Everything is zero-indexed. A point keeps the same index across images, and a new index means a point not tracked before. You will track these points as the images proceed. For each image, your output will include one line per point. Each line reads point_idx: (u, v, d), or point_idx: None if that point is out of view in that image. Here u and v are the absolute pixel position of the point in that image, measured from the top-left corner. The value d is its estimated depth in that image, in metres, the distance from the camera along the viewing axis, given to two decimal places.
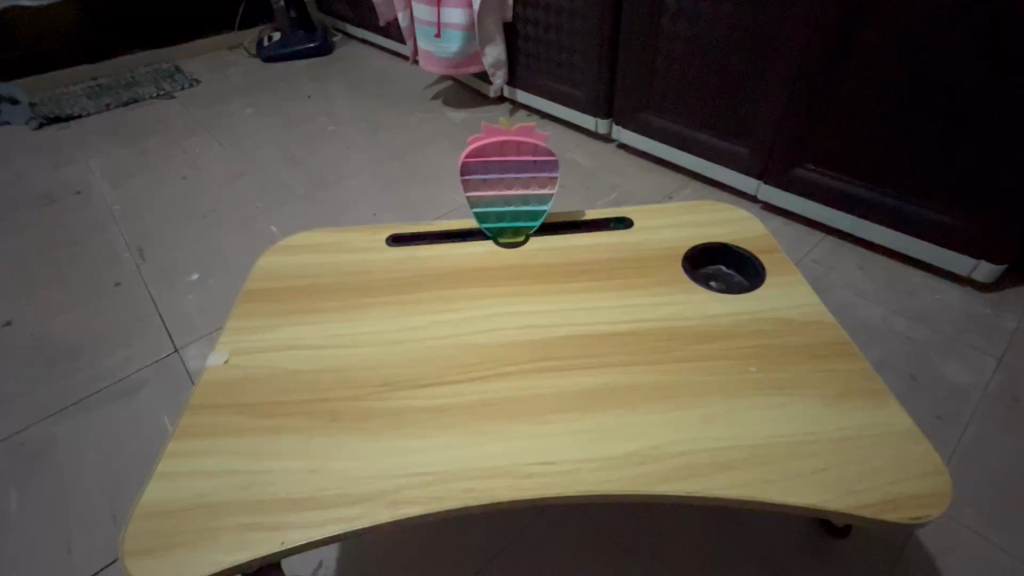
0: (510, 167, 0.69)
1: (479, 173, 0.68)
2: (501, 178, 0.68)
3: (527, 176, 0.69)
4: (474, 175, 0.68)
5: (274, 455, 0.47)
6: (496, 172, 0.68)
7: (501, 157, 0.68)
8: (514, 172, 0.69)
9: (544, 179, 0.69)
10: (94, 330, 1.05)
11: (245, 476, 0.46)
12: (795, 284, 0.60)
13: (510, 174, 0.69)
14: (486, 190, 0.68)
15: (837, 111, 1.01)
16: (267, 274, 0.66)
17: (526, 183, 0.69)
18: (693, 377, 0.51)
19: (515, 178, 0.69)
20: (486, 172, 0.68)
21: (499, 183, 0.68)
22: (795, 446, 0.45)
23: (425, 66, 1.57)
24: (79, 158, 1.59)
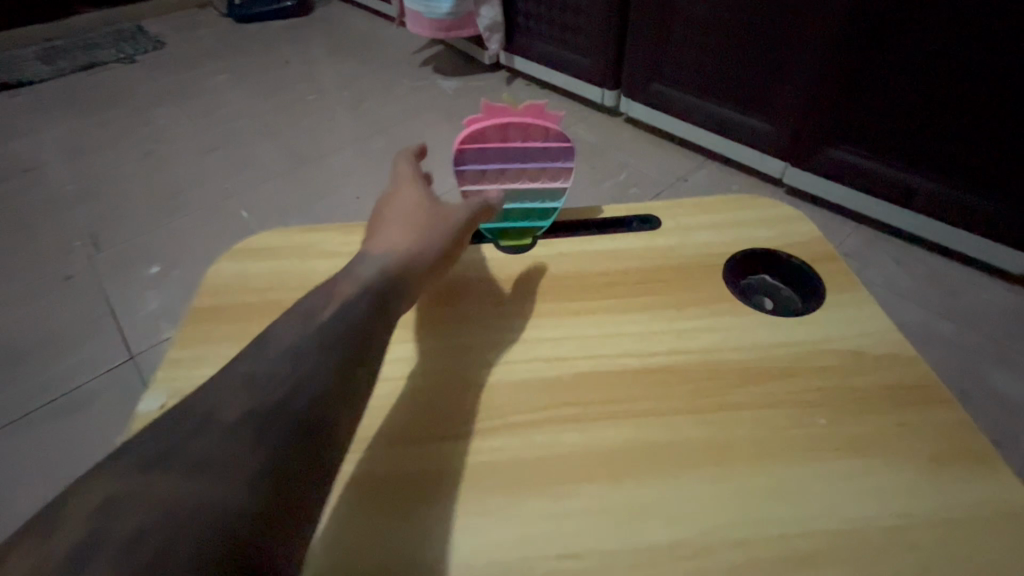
0: (515, 156, 0.56)
1: (474, 165, 0.56)
2: (502, 170, 0.56)
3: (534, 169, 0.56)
4: (468, 168, 0.56)
5: (266, 361, 0.32)
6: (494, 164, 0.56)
7: (504, 144, 0.56)
8: (519, 162, 0.56)
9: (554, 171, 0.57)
10: (42, 333, 0.93)
11: (218, 387, 0.30)
12: (859, 304, 0.50)
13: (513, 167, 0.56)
14: (485, 185, 0.56)
15: (883, 83, 0.89)
16: (220, 287, 0.55)
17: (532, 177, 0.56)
18: (747, 431, 0.41)
19: (518, 170, 0.56)
20: (484, 164, 0.56)
21: (500, 176, 0.56)
22: (886, 533, 0.35)
23: (412, 29, 1.41)
24: (30, 129, 1.44)
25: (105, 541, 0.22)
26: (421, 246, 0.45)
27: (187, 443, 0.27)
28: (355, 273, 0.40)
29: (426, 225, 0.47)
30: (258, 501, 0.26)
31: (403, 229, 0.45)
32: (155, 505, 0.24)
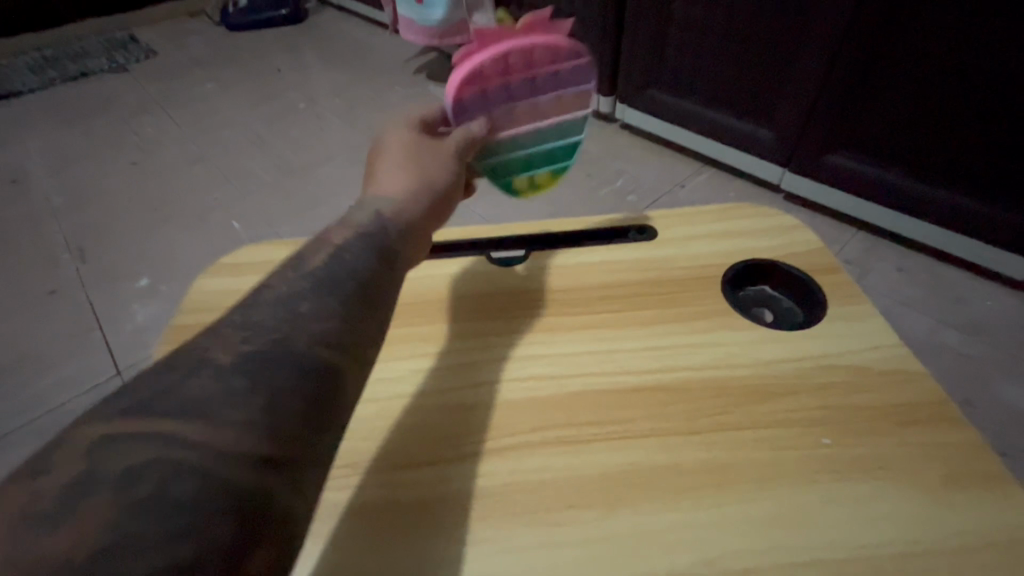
0: (525, 91, 0.49)
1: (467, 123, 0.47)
2: (514, 111, 0.49)
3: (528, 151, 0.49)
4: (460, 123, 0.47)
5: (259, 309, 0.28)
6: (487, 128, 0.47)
7: (509, 77, 0.48)
8: (531, 97, 0.49)
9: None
10: (26, 349, 0.91)
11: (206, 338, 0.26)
12: (863, 316, 0.48)
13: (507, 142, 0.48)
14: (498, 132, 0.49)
15: (884, 89, 0.88)
16: (202, 303, 0.53)
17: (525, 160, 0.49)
18: (751, 453, 0.39)
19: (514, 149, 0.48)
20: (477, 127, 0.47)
21: (514, 118, 0.49)
22: (898, 562, 0.34)
23: (405, 36, 1.40)
24: (18, 140, 1.42)
25: (93, 498, 0.20)
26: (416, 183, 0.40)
27: (155, 408, 0.23)
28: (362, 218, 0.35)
29: (432, 164, 0.42)
30: (258, 458, 0.23)
31: (408, 171, 0.40)
32: (122, 484, 0.21)
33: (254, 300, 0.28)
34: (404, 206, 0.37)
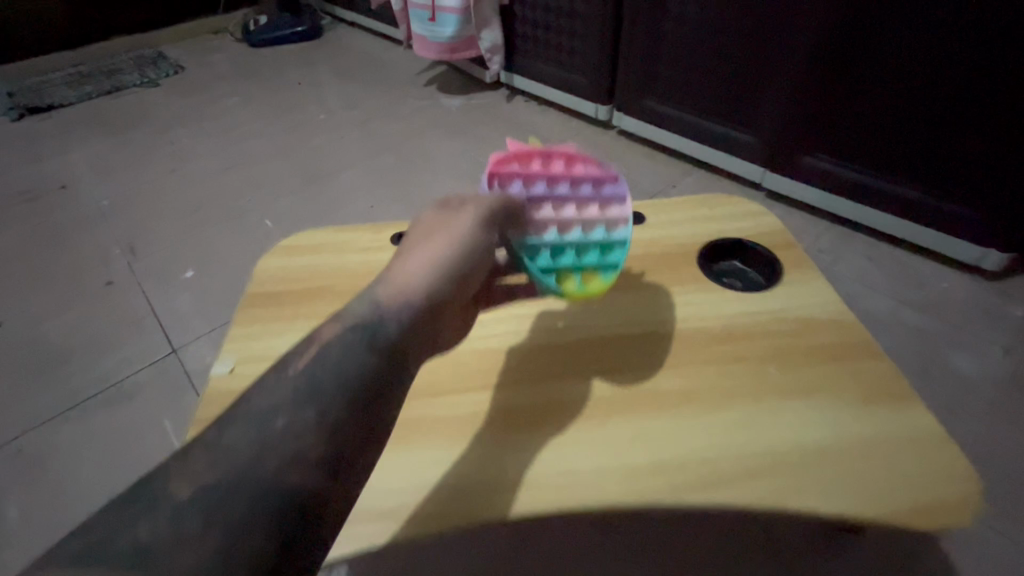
0: (568, 191, 0.55)
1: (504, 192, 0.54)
2: (552, 204, 0.54)
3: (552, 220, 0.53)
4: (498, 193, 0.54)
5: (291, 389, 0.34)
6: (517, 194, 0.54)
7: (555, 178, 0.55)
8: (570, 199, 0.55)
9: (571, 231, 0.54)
10: (88, 330, 1.01)
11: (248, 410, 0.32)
12: (810, 282, 0.59)
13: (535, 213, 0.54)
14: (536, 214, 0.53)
15: (848, 98, 0.98)
16: (269, 278, 0.64)
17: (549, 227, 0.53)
18: (715, 381, 0.50)
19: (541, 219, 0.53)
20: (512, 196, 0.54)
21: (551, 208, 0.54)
22: (823, 453, 0.44)
23: (419, 52, 1.53)
24: (61, 149, 1.53)
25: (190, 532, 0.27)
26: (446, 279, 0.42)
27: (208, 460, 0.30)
28: (391, 308, 0.38)
29: (464, 245, 0.44)
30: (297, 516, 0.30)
31: (440, 259, 0.42)
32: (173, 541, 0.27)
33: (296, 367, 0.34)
34: (433, 295, 0.41)
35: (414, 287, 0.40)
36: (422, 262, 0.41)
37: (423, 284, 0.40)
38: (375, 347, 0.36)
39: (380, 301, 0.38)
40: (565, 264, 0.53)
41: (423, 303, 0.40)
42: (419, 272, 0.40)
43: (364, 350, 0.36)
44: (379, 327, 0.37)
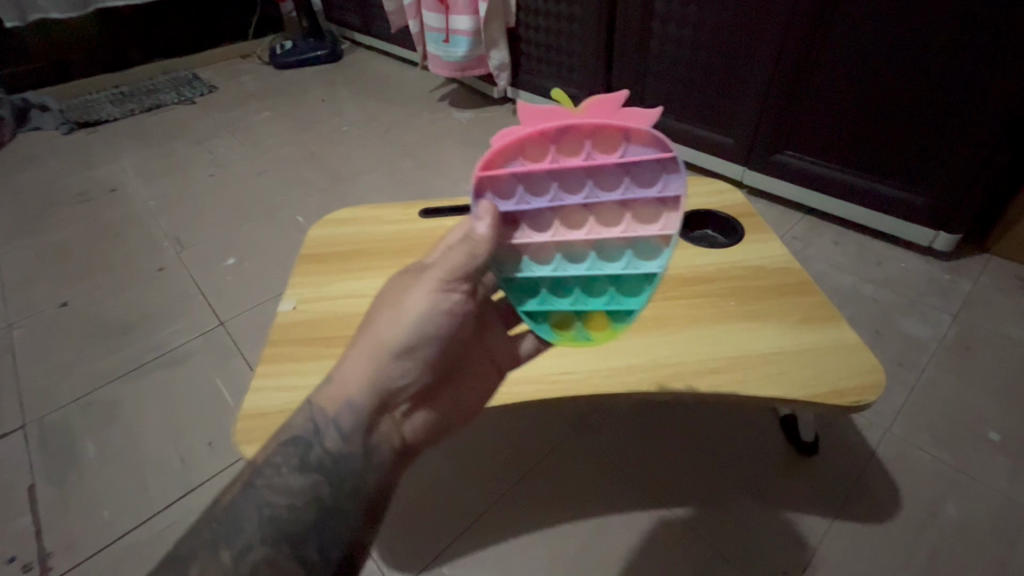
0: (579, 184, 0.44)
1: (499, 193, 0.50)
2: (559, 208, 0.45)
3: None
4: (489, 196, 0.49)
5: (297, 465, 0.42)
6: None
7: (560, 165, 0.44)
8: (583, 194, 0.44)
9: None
10: (145, 308, 1.15)
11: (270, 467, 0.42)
12: (764, 241, 0.73)
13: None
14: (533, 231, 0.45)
15: (810, 105, 1.12)
16: (319, 243, 0.77)
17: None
18: (686, 309, 0.64)
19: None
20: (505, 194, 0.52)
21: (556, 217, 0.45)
22: (766, 356, 0.59)
23: (433, 71, 1.69)
24: (110, 159, 1.69)
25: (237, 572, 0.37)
26: (399, 365, 0.43)
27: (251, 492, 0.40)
28: (327, 431, 0.43)
29: (424, 324, 0.43)
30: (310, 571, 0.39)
31: (398, 344, 0.43)
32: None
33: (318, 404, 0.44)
34: (379, 396, 0.43)
35: (355, 394, 0.43)
36: (363, 365, 0.43)
37: (362, 393, 0.43)
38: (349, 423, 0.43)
39: (319, 407, 0.43)
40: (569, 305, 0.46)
41: (367, 413, 0.43)
42: (366, 372, 0.43)
43: (314, 468, 0.42)
44: (320, 442, 0.43)
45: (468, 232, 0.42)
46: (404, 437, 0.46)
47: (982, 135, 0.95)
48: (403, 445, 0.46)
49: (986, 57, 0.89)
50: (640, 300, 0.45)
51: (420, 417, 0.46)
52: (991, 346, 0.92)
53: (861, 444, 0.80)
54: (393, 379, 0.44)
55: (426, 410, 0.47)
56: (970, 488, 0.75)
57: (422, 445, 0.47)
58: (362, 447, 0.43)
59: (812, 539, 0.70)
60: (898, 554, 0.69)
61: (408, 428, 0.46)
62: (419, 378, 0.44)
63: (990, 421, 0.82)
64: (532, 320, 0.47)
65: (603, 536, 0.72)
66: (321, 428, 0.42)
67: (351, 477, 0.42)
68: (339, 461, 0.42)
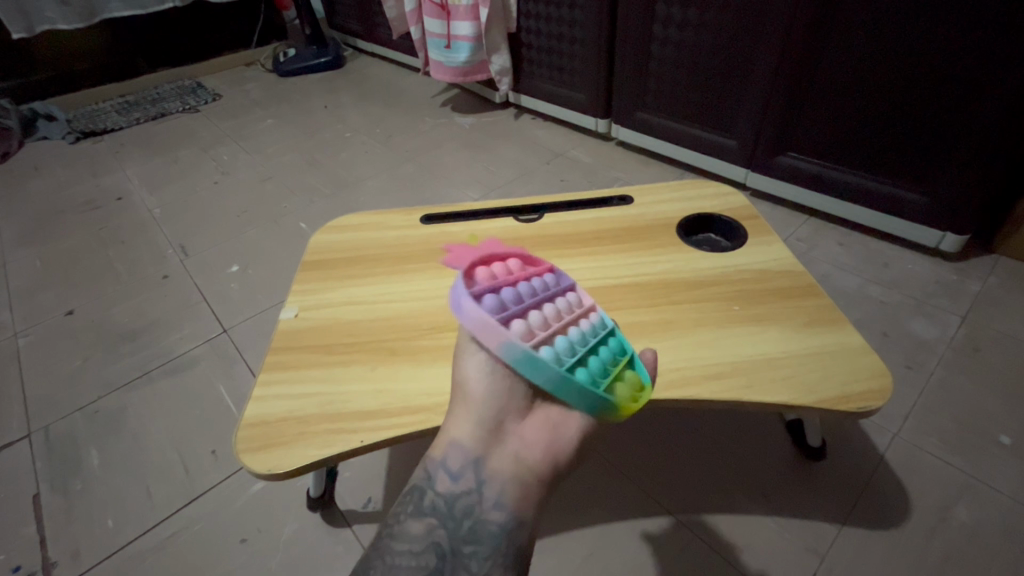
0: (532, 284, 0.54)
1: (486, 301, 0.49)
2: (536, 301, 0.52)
3: (563, 299, 0.54)
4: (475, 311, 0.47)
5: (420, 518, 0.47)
6: (512, 261, 0.56)
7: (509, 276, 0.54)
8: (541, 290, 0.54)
9: (573, 298, 0.54)
10: (150, 315, 1.15)
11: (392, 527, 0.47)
12: (768, 243, 0.73)
13: (534, 306, 0.51)
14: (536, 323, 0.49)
15: (811, 106, 1.11)
16: (321, 249, 0.78)
17: (563, 309, 0.53)
18: (689, 314, 0.64)
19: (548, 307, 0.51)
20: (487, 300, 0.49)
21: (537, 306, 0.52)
22: (770, 361, 0.58)
23: (436, 76, 1.70)
24: (116, 168, 1.70)
25: None
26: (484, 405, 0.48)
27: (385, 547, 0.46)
28: (438, 476, 0.49)
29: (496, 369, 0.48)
30: None
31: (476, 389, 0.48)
32: None
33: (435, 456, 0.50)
34: (478, 429, 0.48)
35: (458, 438, 0.49)
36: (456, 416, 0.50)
37: (464, 434, 0.49)
38: (461, 459, 0.48)
39: (434, 459, 0.49)
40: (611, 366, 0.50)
41: (474, 448, 0.48)
42: (460, 418, 0.49)
43: (430, 513, 0.48)
44: (432, 486, 0.49)
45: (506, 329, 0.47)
46: (523, 460, 0.48)
47: (983, 136, 0.95)
48: (522, 469, 0.48)
49: (987, 58, 0.89)
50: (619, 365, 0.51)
51: (537, 432, 0.48)
52: (1000, 348, 0.91)
53: (869, 448, 0.79)
54: (488, 413, 0.48)
55: (535, 429, 0.48)
56: (981, 491, 0.74)
57: (557, 470, 0.48)
58: (476, 483, 0.47)
59: (820, 546, 0.69)
60: (909, 558, 0.68)
61: (524, 446, 0.48)
62: (506, 403, 0.48)
63: (1001, 423, 0.81)
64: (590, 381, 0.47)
65: (608, 542, 0.71)
66: (435, 471, 0.48)
67: (469, 516, 0.47)
68: (452, 503, 0.47)
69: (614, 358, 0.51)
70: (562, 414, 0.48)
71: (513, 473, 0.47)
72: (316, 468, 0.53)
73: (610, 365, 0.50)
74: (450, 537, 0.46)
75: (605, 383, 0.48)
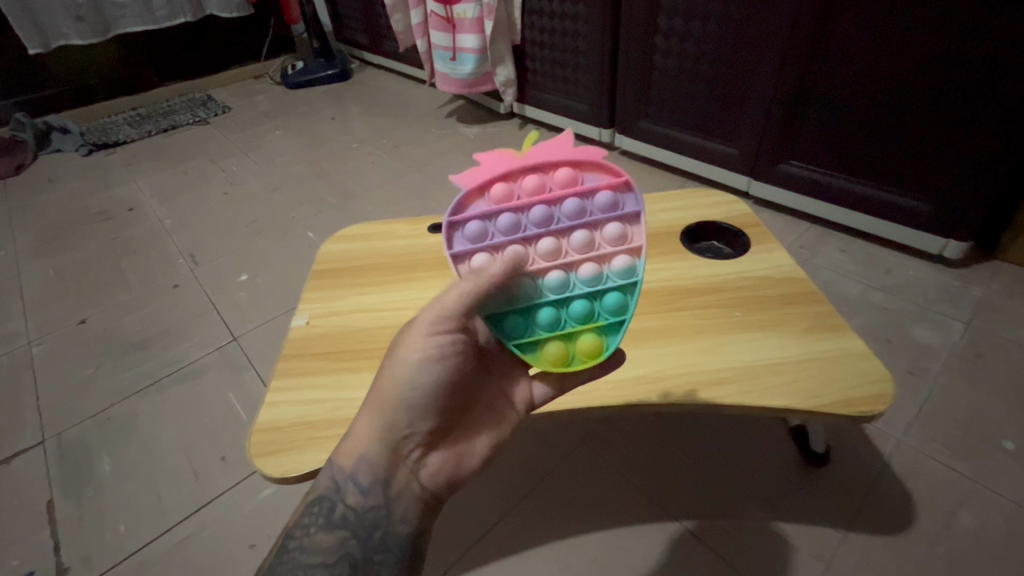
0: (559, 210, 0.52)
1: (471, 223, 0.51)
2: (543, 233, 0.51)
3: (584, 232, 0.50)
4: (456, 233, 0.52)
5: (329, 527, 0.46)
6: (562, 173, 0.54)
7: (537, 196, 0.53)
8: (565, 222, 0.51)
9: (612, 231, 0.50)
10: (161, 324, 1.17)
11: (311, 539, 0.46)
12: (769, 251, 0.74)
13: (538, 238, 0.51)
14: (523, 260, 0.50)
15: (812, 114, 1.13)
16: (330, 258, 0.79)
17: (575, 246, 0.50)
18: (691, 320, 0.65)
19: (550, 239, 0.50)
20: (483, 221, 0.52)
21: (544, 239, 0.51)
22: (771, 366, 0.59)
23: (441, 88, 1.72)
24: (128, 179, 1.73)
25: None
26: (401, 420, 0.44)
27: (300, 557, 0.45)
28: (347, 487, 0.46)
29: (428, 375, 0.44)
30: None
31: (398, 397, 0.44)
32: None
33: (335, 464, 0.47)
34: (387, 446, 0.45)
35: (365, 451, 0.45)
36: (367, 426, 0.46)
37: (372, 451, 0.45)
38: (367, 474, 0.45)
39: (338, 468, 0.46)
40: (569, 323, 0.48)
41: (381, 466, 0.45)
42: (370, 426, 0.45)
43: (341, 525, 0.46)
44: (342, 498, 0.46)
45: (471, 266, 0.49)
46: (426, 485, 0.46)
47: (984, 142, 0.96)
48: (426, 492, 0.46)
49: (984, 66, 0.90)
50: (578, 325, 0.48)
51: (446, 459, 0.46)
52: (1004, 354, 0.91)
53: (873, 454, 0.79)
54: (399, 435, 0.45)
55: (443, 456, 0.47)
56: (986, 497, 0.74)
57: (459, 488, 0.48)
58: (385, 500, 0.45)
59: (826, 552, 0.70)
60: (913, 563, 0.68)
61: (431, 473, 0.46)
62: (421, 419, 0.45)
63: (1005, 429, 0.81)
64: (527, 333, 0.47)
65: (614, 547, 0.72)
66: (341, 483, 0.46)
67: (379, 528, 0.46)
68: (363, 515, 0.46)
69: (585, 316, 0.48)
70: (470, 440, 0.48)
71: (419, 494, 0.46)
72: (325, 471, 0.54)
73: (575, 321, 0.48)
74: (363, 547, 0.46)
75: (541, 336, 0.47)
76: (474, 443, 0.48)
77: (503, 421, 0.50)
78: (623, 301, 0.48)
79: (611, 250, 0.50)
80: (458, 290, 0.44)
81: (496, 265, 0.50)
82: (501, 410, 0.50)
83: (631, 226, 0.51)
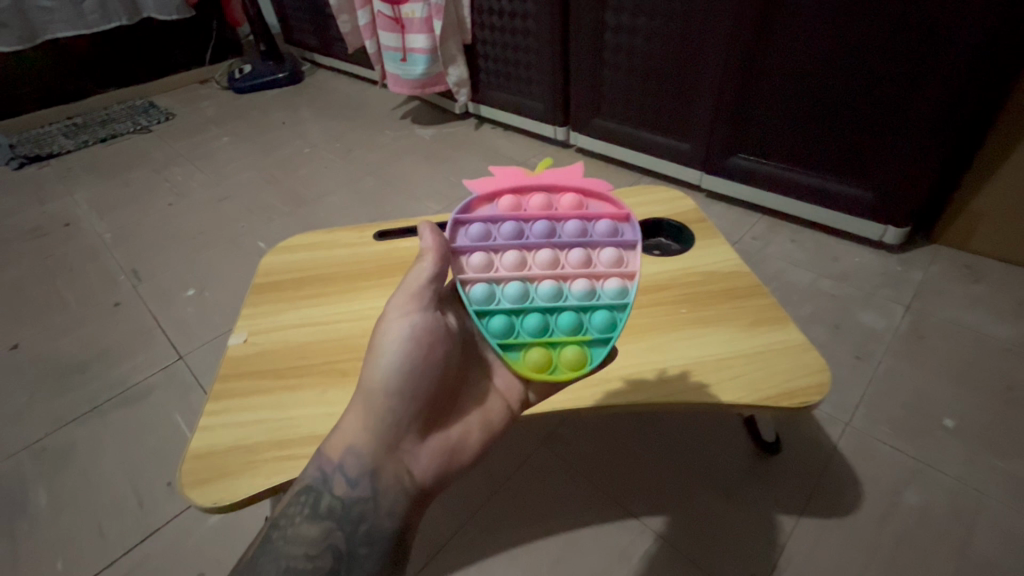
0: (562, 229, 0.55)
1: (476, 224, 0.54)
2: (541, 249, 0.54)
3: (581, 251, 0.53)
4: (461, 231, 0.55)
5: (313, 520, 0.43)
6: (570, 197, 0.58)
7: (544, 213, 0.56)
8: (565, 240, 0.54)
9: (609, 254, 0.52)
10: (101, 346, 1.11)
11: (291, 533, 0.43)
12: (714, 245, 0.75)
13: (539, 250, 0.54)
14: (518, 266, 0.52)
15: (759, 108, 1.15)
16: (271, 271, 0.76)
17: (571, 262, 0.52)
18: (637, 318, 0.65)
19: (549, 251, 0.53)
20: (488, 224, 0.55)
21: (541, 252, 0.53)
22: (715, 362, 0.59)
23: (393, 89, 1.69)
24: (64, 193, 1.64)
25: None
26: (395, 408, 0.44)
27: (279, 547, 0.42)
28: (335, 478, 0.44)
29: (417, 364, 0.44)
30: None
31: (392, 384, 0.44)
32: None
33: (327, 454, 0.45)
34: (378, 437, 0.44)
35: (355, 441, 0.44)
36: (358, 416, 0.45)
37: (363, 439, 0.44)
38: (356, 461, 0.43)
39: (329, 459, 0.44)
40: (557, 334, 0.49)
41: (372, 457, 0.43)
42: (363, 414, 0.44)
43: (325, 516, 0.43)
44: (329, 490, 0.44)
45: (468, 262, 0.52)
46: (413, 477, 0.44)
47: (919, 133, 0.99)
48: (415, 486, 0.44)
49: (911, 66, 0.95)
50: (564, 338, 0.48)
51: (434, 455, 0.45)
52: (943, 334, 0.95)
53: (824, 438, 0.81)
54: (388, 422, 0.44)
55: (432, 449, 0.45)
56: (928, 473, 0.77)
57: (446, 483, 0.46)
58: (373, 491, 0.43)
59: (778, 538, 0.71)
60: (861, 545, 0.70)
61: (419, 466, 0.45)
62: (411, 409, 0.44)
63: (945, 406, 0.84)
64: (512, 336, 0.48)
65: (575, 549, 0.72)
66: (331, 475, 0.44)
67: (365, 522, 0.43)
68: (349, 507, 0.43)
69: (573, 329, 0.49)
70: (460, 437, 0.47)
71: (408, 489, 0.44)
72: (263, 497, 0.51)
73: (563, 333, 0.49)
74: (348, 542, 0.42)
75: (527, 340, 0.48)
76: (466, 439, 0.47)
77: (493, 416, 0.48)
78: (612, 319, 0.49)
79: (605, 272, 0.52)
80: (429, 264, 0.48)
81: (491, 267, 0.52)
82: (493, 408, 0.49)
83: (628, 252, 0.53)
